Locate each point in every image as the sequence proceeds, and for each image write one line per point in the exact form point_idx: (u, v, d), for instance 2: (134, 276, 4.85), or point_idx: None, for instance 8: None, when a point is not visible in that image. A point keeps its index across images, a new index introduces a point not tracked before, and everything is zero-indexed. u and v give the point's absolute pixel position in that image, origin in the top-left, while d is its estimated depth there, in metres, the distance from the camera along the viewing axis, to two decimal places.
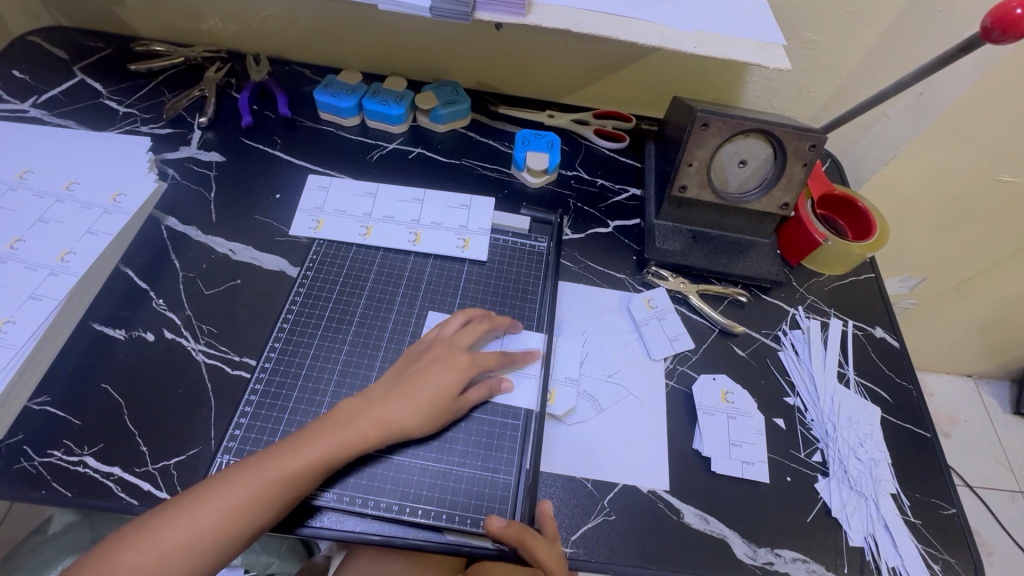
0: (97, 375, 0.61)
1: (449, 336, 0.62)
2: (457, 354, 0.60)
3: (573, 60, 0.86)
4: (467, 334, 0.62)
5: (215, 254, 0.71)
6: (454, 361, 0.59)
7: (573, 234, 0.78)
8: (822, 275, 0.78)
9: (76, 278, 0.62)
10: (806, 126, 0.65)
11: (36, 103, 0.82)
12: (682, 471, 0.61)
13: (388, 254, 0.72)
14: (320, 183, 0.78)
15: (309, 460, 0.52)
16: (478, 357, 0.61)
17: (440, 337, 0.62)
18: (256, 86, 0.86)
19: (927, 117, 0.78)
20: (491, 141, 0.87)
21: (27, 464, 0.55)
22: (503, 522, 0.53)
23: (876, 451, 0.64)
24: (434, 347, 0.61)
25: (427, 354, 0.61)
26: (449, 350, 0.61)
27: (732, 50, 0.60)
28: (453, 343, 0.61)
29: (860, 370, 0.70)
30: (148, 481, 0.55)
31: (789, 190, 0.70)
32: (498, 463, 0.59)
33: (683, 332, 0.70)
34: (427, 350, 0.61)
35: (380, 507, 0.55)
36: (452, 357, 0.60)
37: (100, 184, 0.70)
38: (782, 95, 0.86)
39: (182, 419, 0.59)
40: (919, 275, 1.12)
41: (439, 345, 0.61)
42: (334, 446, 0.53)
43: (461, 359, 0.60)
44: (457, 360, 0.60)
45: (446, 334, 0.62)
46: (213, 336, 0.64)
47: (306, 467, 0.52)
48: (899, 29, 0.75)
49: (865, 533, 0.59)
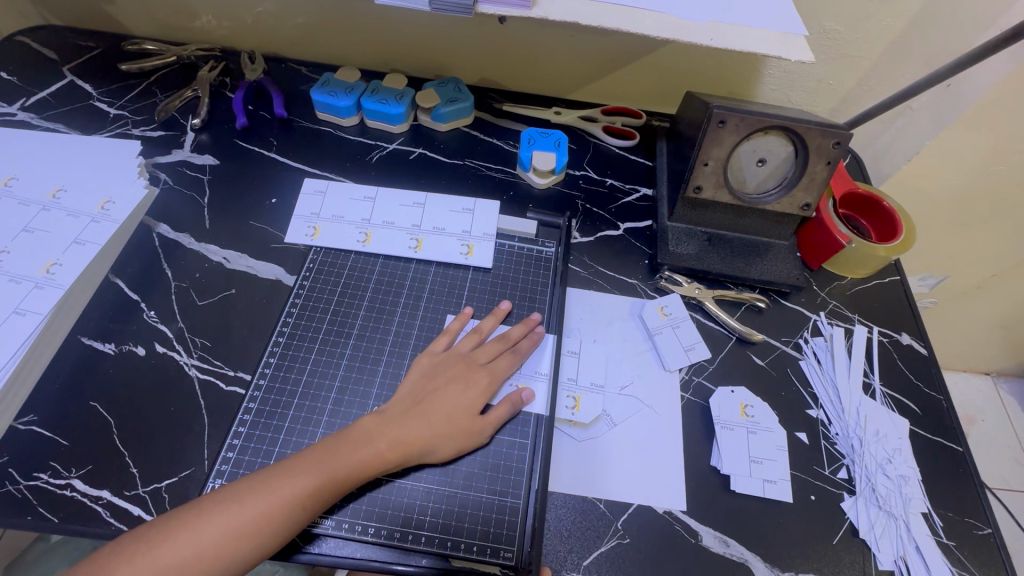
0: (86, 392, 0.58)
1: (466, 353, 0.61)
2: (476, 372, 0.59)
3: (581, 54, 0.82)
4: (485, 351, 0.61)
5: (210, 262, 0.68)
6: (473, 379, 0.59)
7: (582, 237, 0.75)
8: (844, 279, 0.74)
9: (61, 291, 0.59)
10: (830, 122, 0.61)
11: (24, 106, 0.79)
12: (699, 490, 0.58)
13: (388, 261, 0.69)
14: (317, 186, 0.75)
15: (324, 480, 0.50)
16: (496, 375, 0.60)
17: (458, 354, 0.61)
18: (251, 85, 0.83)
19: (955, 111, 0.74)
20: (496, 140, 0.83)
21: (12, 488, 0.52)
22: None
23: (906, 467, 0.60)
24: (452, 364, 0.60)
25: (446, 371, 0.59)
26: (468, 367, 0.60)
27: (752, 42, 0.56)
28: (472, 360, 0.60)
29: (886, 380, 0.66)
30: (138, 506, 0.52)
31: (810, 190, 0.66)
32: (506, 485, 0.56)
33: (699, 341, 0.66)
34: (445, 366, 0.60)
35: (381, 534, 0.52)
36: (471, 376, 0.59)
37: (88, 190, 0.67)
38: (801, 89, 0.82)
39: (174, 438, 0.56)
40: (940, 274, 1.08)
41: (458, 362, 0.60)
42: (350, 466, 0.51)
43: (481, 378, 0.59)
44: (477, 378, 0.59)
45: (464, 351, 0.61)
46: (206, 350, 0.62)
47: (320, 487, 0.50)
48: (927, 17, 0.70)
49: (895, 557, 0.55)
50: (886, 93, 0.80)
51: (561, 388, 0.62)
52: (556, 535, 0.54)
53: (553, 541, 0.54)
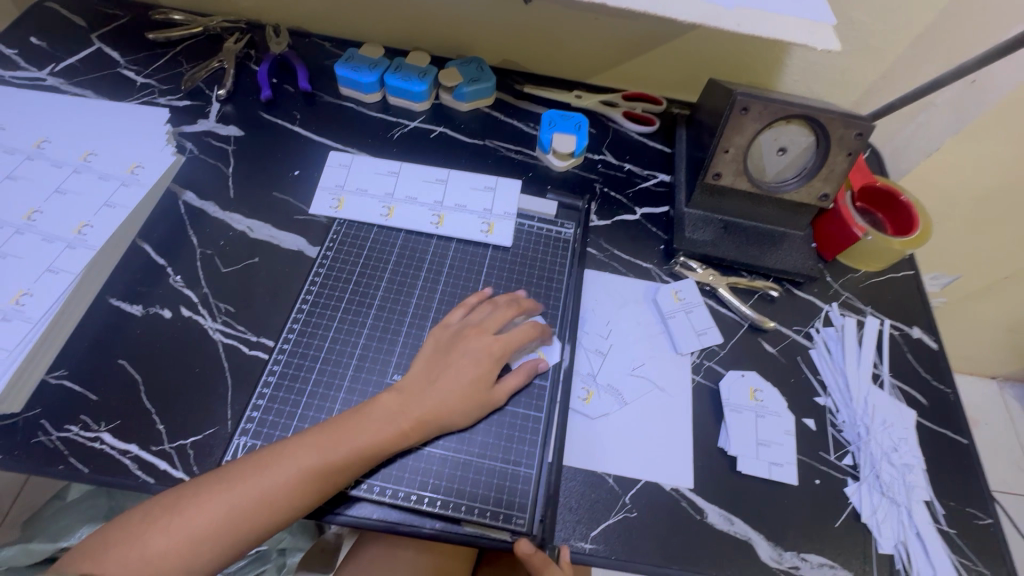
0: (114, 351, 0.60)
1: (474, 321, 0.61)
2: (489, 340, 0.60)
3: (604, 38, 0.82)
4: (492, 320, 0.62)
5: (233, 231, 0.69)
6: (487, 347, 0.59)
7: (599, 221, 0.76)
8: (858, 271, 0.75)
9: (93, 251, 0.61)
10: (854, 113, 0.61)
11: (54, 71, 0.80)
12: (706, 469, 0.59)
13: (410, 235, 0.71)
14: (340, 160, 0.75)
15: (350, 456, 0.51)
16: (511, 344, 0.60)
17: (463, 325, 0.61)
18: (276, 58, 0.83)
19: (976, 108, 0.74)
20: (517, 121, 0.84)
21: (45, 438, 0.54)
22: (531, 548, 0.52)
23: (911, 456, 0.61)
24: (463, 334, 0.60)
25: (453, 344, 0.60)
26: (479, 336, 0.60)
27: (779, 29, 0.55)
28: (484, 329, 0.61)
29: (895, 372, 0.67)
30: (164, 461, 0.54)
31: (830, 181, 0.66)
32: (519, 456, 0.57)
33: (711, 326, 0.67)
34: (453, 338, 0.60)
35: (398, 497, 0.54)
36: (483, 343, 0.59)
37: (118, 156, 0.68)
38: (823, 80, 0.82)
39: (198, 398, 0.58)
40: (953, 273, 1.08)
41: (469, 331, 0.60)
42: (374, 442, 0.52)
43: (493, 346, 0.60)
44: (490, 344, 0.60)
45: (473, 320, 0.62)
46: (230, 315, 0.63)
47: (348, 462, 0.51)
48: (956, 11, 0.70)
49: (896, 542, 0.57)
50: (909, 86, 0.79)
51: (576, 379, 0.63)
52: (565, 507, 0.56)
53: (562, 513, 0.55)
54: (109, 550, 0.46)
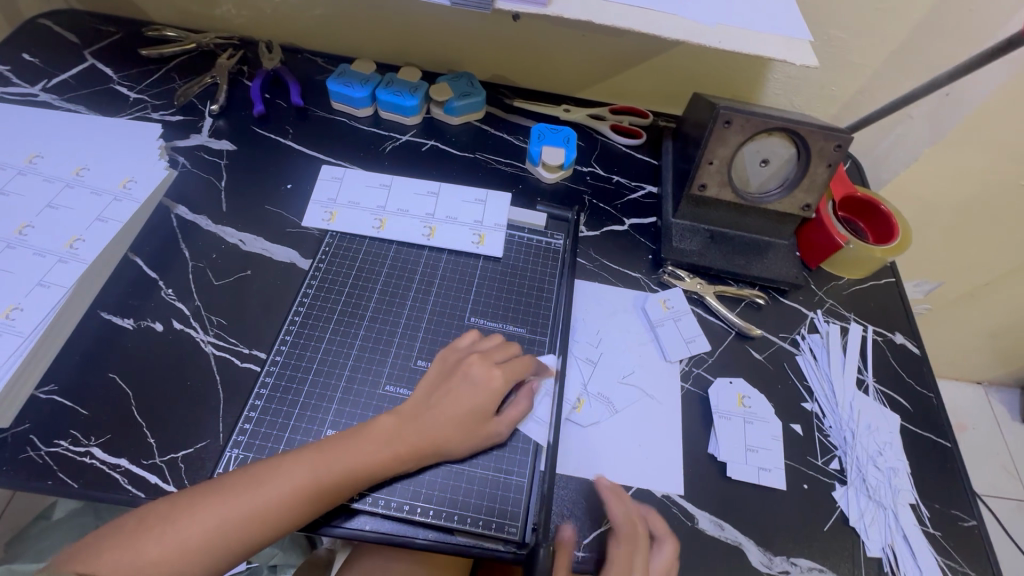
0: (104, 365, 0.60)
1: (477, 348, 0.61)
2: (491, 369, 0.59)
3: (591, 53, 0.84)
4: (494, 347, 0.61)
5: (225, 244, 0.70)
6: (488, 376, 0.58)
7: (589, 231, 0.77)
8: (841, 279, 0.76)
9: (84, 265, 0.61)
10: (832, 126, 0.63)
11: (46, 87, 0.81)
12: (696, 475, 0.60)
13: (402, 247, 0.71)
14: (333, 173, 0.76)
15: (345, 474, 0.51)
16: (512, 374, 0.59)
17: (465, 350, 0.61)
18: (269, 74, 0.84)
19: (951, 120, 0.76)
20: (506, 135, 0.85)
21: (34, 454, 0.54)
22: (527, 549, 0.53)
23: (896, 460, 0.62)
24: (467, 360, 0.59)
25: (454, 370, 0.59)
26: (482, 362, 0.59)
27: (758, 46, 0.58)
28: (487, 357, 0.60)
29: (879, 377, 0.69)
30: (155, 474, 0.54)
31: (811, 191, 0.68)
32: (511, 463, 0.58)
33: (699, 333, 0.69)
34: (455, 364, 0.59)
35: (391, 507, 0.54)
36: (485, 372, 0.58)
37: (110, 171, 0.69)
38: (804, 94, 0.84)
39: (189, 412, 0.58)
40: (935, 280, 1.10)
41: (472, 357, 0.59)
42: (370, 463, 0.52)
43: (495, 376, 0.58)
44: (492, 374, 0.58)
45: (474, 347, 0.61)
46: (222, 328, 0.63)
47: (341, 481, 0.51)
48: (928, 27, 0.73)
49: (883, 544, 0.57)
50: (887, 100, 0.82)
51: (567, 388, 0.64)
52: (558, 514, 0.56)
53: (556, 520, 0.56)
54: (96, 558, 0.46)
